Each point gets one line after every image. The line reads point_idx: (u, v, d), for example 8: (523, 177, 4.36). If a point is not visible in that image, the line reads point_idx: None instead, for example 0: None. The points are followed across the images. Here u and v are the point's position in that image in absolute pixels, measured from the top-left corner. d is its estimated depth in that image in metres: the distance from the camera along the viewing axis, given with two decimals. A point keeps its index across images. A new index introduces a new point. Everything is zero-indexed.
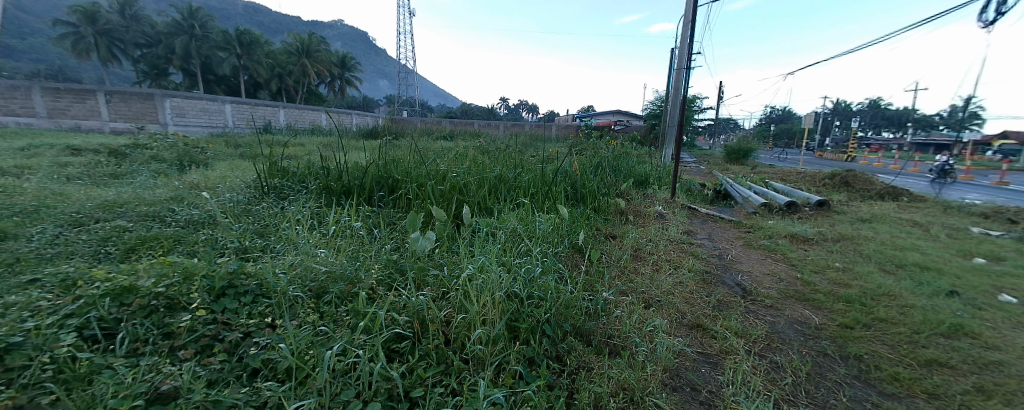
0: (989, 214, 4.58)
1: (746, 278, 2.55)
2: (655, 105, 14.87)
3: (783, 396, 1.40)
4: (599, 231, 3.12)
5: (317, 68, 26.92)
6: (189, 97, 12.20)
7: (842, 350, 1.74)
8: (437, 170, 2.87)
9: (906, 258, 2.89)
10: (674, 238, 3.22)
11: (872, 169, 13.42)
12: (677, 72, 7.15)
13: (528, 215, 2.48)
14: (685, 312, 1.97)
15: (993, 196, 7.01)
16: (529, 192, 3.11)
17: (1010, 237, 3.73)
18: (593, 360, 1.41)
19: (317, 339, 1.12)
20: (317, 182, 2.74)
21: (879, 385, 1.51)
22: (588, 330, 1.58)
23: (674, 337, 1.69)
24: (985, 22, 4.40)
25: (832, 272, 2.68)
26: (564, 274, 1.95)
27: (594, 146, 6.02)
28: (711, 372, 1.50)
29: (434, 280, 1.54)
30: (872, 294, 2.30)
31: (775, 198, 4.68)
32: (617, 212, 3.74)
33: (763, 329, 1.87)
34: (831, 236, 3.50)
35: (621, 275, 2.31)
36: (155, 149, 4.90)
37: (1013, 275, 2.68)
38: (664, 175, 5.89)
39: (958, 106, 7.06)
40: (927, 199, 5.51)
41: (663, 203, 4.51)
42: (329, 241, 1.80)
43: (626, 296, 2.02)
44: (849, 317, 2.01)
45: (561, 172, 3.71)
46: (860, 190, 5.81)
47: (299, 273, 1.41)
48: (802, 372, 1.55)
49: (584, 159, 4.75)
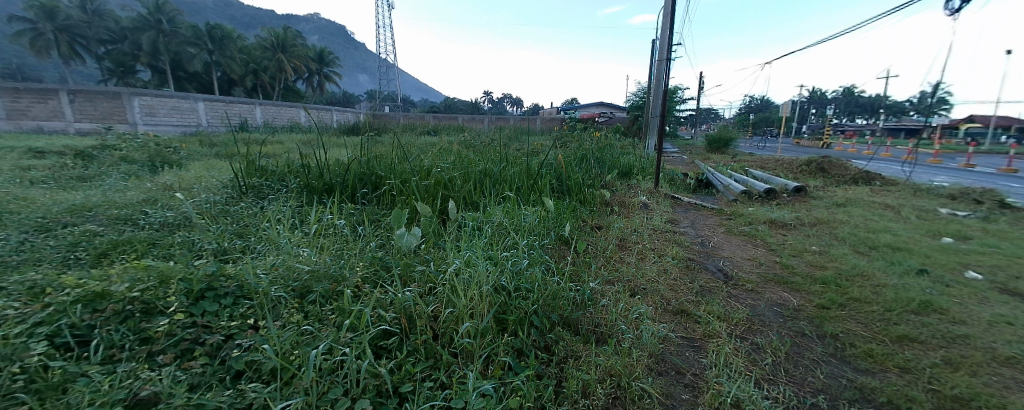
0: (955, 196, 4.80)
1: (728, 263, 2.63)
2: (638, 96, 14.99)
3: (764, 376, 1.45)
4: (585, 222, 3.16)
5: (294, 63, 26.15)
6: (158, 95, 11.69)
7: (819, 330, 1.82)
8: (421, 166, 2.84)
9: (879, 240, 3.02)
10: (658, 227, 3.28)
11: (847, 154, 13.84)
12: (659, 63, 7.24)
13: (514, 209, 2.49)
14: (670, 299, 2.02)
15: (960, 179, 7.30)
16: (515, 186, 3.12)
17: (975, 217, 3.92)
18: (581, 349, 1.43)
19: (302, 339, 1.10)
20: (298, 180, 2.68)
21: (855, 362, 1.58)
22: (575, 320, 1.60)
23: (659, 323, 1.73)
24: (951, 10, 4.56)
25: (810, 255, 2.78)
26: (551, 266, 1.97)
27: (579, 138, 6.05)
28: (695, 355, 1.54)
29: (420, 275, 1.53)
30: (848, 275, 2.40)
31: (755, 186, 4.81)
32: (602, 203, 3.78)
33: (744, 312, 1.93)
34: (808, 221, 3.61)
35: (607, 264, 2.34)
36: (124, 150, 4.70)
37: (977, 253, 2.82)
38: (648, 166, 5.97)
39: (926, 92, 7.31)
40: (897, 182, 5.75)
41: (647, 193, 4.58)
42: (312, 239, 1.77)
43: (612, 285, 2.06)
44: (826, 298, 2.10)
45: (546, 164, 3.72)
46: (835, 176, 6.02)
47: (281, 274, 1.39)
48: (782, 352, 1.61)
49: (569, 151, 4.78)
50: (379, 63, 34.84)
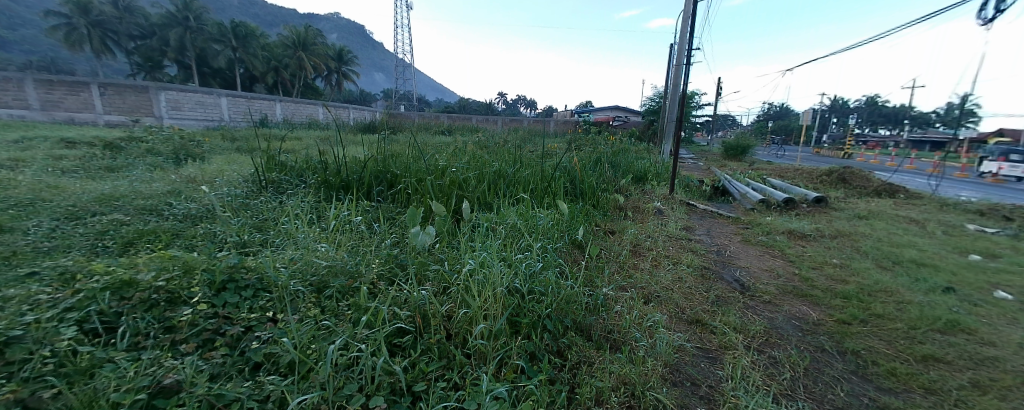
0: (984, 212, 4.62)
1: (745, 274, 2.57)
2: (654, 101, 14.84)
3: (782, 391, 1.41)
4: (598, 227, 3.13)
5: (314, 61, 26.70)
6: (184, 90, 12.01)
7: (840, 346, 1.76)
8: (436, 165, 2.86)
9: (903, 255, 2.91)
10: (673, 233, 3.23)
11: (870, 166, 13.43)
12: (676, 68, 7.19)
13: (528, 211, 2.47)
14: (684, 308, 1.98)
15: (989, 194, 7.02)
16: (529, 188, 3.11)
17: (1004, 234, 3.78)
18: (594, 355, 1.41)
19: (319, 333, 1.12)
20: (316, 176, 2.72)
21: (877, 380, 1.53)
22: (588, 325, 1.58)
23: (673, 333, 1.70)
24: (984, 19, 4.39)
25: (830, 268, 2.70)
26: (565, 270, 1.95)
27: (593, 142, 6.01)
28: (710, 367, 1.51)
29: (435, 274, 1.53)
30: (870, 290, 2.32)
31: (773, 195, 4.70)
32: (616, 208, 3.74)
33: (762, 325, 1.89)
34: (828, 233, 3.51)
35: (620, 270, 2.31)
36: (151, 143, 4.86)
37: (1008, 272, 2.71)
38: (663, 171, 5.89)
39: (955, 103, 7.06)
40: (922, 195, 5.56)
41: (661, 199, 4.52)
42: (329, 235, 1.80)
43: (625, 292, 2.03)
44: (847, 313, 2.03)
45: (560, 167, 3.70)
46: (857, 187, 5.85)
47: (300, 267, 1.41)
48: (800, 368, 1.57)
49: (583, 155, 4.74)
50: (396, 62, 35.29)
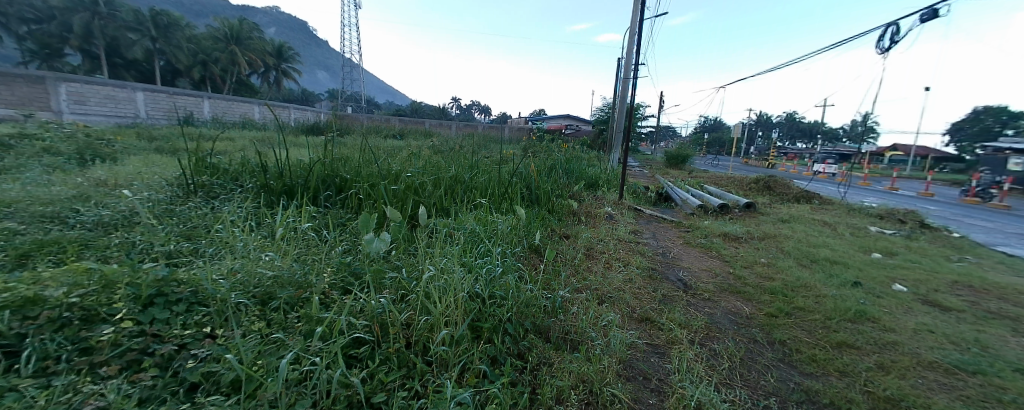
0: (883, 216, 5.38)
1: (687, 274, 2.78)
2: (603, 111, 15.57)
3: (721, 379, 1.55)
4: (554, 231, 3.21)
5: (250, 56, 24.75)
6: (90, 82, 10.60)
7: (770, 336, 1.96)
8: (390, 170, 2.79)
9: (820, 254, 3.32)
10: (622, 237, 3.40)
11: (791, 175, 15.09)
12: (624, 80, 7.60)
13: (486, 216, 2.47)
14: (635, 307, 2.10)
15: (887, 200, 8.14)
16: (487, 193, 3.11)
17: (899, 235, 4.42)
18: (554, 356, 1.44)
19: (266, 348, 1.04)
20: (254, 180, 2.50)
21: (801, 366, 1.72)
22: (547, 327, 1.61)
23: (626, 331, 1.80)
24: (881, 49, 5.17)
25: (759, 266, 3.00)
26: (523, 274, 1.97)
27: (547, 149, 6.17)
28: (660, 361, 1.61)
29: (392, 283, 1.48)
30: (793, 286, 2.61)
31: (710, 200, 5.13)
32: (570, 213, 3.86)
33: (703, 320, 2.05)
34: (758, 235, 3.90)
35: (575, 273, 2.40)
36: (47, 141, 4.20)
37: (902, 267, 3.18)
38: (612, 178, 6.18)
39: (858, 121, 8.15)
40: (832, 201, 6.36)
41: (612, 204, 4.75)
42: (273, 243, 1.67)
43: (580, 293, 2.11)
44: (774, 307, 2.27)
45: (517, 173, 3.74)
46: (780, 193, 6.54)
47: (240, 279, 1.29)
48: (736, 358, 1.72)
49: (538, 161, 4.84)
50: (344, 62, 33.80)
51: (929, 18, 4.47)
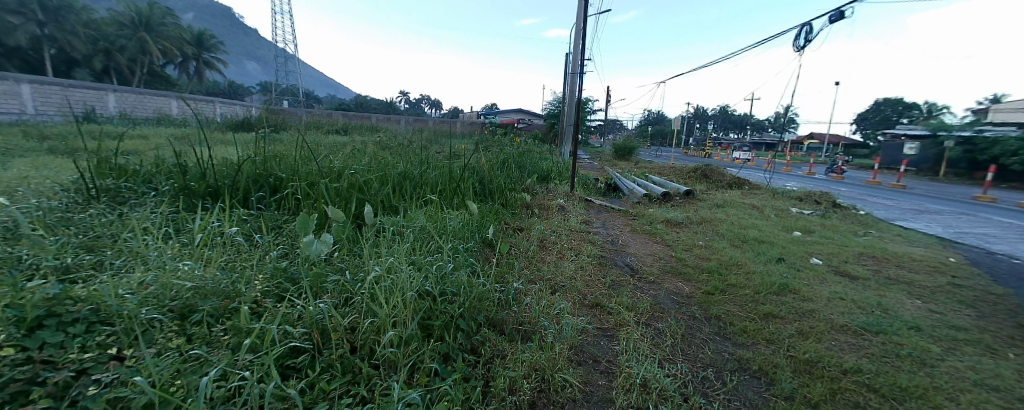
0: (801, 198, 6.03)
1: (634, 259, 2.93)
2: (554, 105, 15.87)
3: (665, 356, 1.65)
4: (508, 225, 3.23)
5: (165, 45, 22.09)
6: None
7: (707, 312, 2.13)
8: (331, 168, 2.64)
9: (749, 235, 3.65)
10: (574, 227, 3.50)
11: (725, 164, 16.43)
12: (572, 75, 7.78)
13: (436, 213, 2.43)
14: (586, 294, 2.18)
15: (804, 184, 9.13)
16: (438, 189, 3.05)
17: (813, 214, 4.99)
18: (507, 348, 1.45)
19: (187, 367, 0.94)
20: (172, 182, 2.24)
21: (734, 337, 1.89)
22: (500, 320, 1.62)
23: (577, 317, 1.86)
24: (797, 47, 5.76)
25: (698, 249, 3.24)
26: (476, 269, 1.96)
27: (499, 143, 6.17)
28: (609, 343, 1.69)
29: (335, 286, 1.40)
30: (726, 265, 2.85)
31: (654, 189, 5.43)
32: (523, 206, 3.91)
33: (649, 302, 2.18)
34: (696, 220, 4.21)
35: (529, 264, 2.43)
36: None
37: (816, 243, 3.59)
38: (564, 171, 6.33)
39: (779, 113, 9.02)
40: (759, 186, 7.02)
41: (564, 196, 4.87)
42: (195, 251, 1.51)
43: (534, 284, 2.15)
44: (710, 285, 2.46)
45: (468, 168, 3.71)
46: (715, 181, 7.09)
47: (153, 292, 1.15)
48: (678, 334, 1.85)
49: (490, 155, 4.83)
50: (278, 53, 31.27)
51: (837, 19, 5.03)
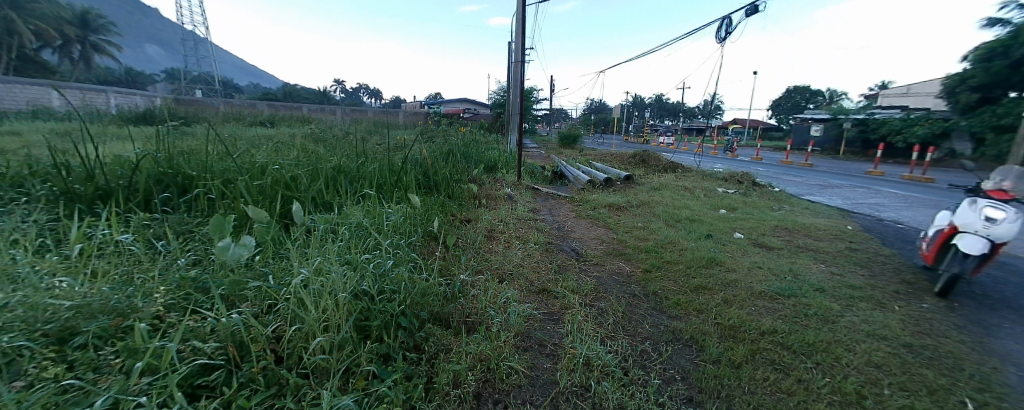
0: (726, 178, 6.62)
1: (579, 243, 3.03)
2: (499, 94, 15.82)
3: (608, 334, 1.73)
4: (454, 216, 3.18)
5: (37, 24, 18.64)
6: None
7: (645, 289, 2.27)
8: (252, 163, 2.41)
9: (682, 215, 3.94)
10: (521, 216, 3.54)
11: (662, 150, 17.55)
12: (514, 64, 7.77)
13: (375, 208, 2.31)
14: (533, 280, 2.21)
15: (730, 166, 10.02)
16: (377, 183, 2.92)
17: (736, 193, 5.50)
18: (452, 341, 1.43)
19: (66, 399, 0.81)
20: (47, 185, 1.90)
21: (668, 310, 2.04)
22: (446, 313, 1.59)
23: (523, 304, 1.89)
24: (719, 39, 6.23)
25: (637, 230, 3.44)
26: (418, 263, 1.91)
27: (444, 133, 6.03)
28: (555, 327, 1.74)
29: (256, 292, 1.29)
30: (662, 243, 3.06)
31: (597, 175, 5.64)
32: (471, 197, 3.87)
33: (592, 283, 2.27)
34: (635, 203, 4.45)
35: (477, 255, 2.42)
36: None
37: (738, 219, 3.97)
38: (511, 160, 6.36)
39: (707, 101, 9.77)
40: (690, 169, 7.59)
41: (511, 185, 4.89)
42: (78, 265, 1.30)
43: (481, 274, 2.14)
44: (649, 263, 2.63)
45: (410, 160, 3.58)
46: (653, 165, 7.55)
47: (19, 315, 0.97)
48: (619, 312, 1.95)
49: (434, 146, 4.70)
50: (187, 36, 27.73)
51: (751, 13, 5.50)
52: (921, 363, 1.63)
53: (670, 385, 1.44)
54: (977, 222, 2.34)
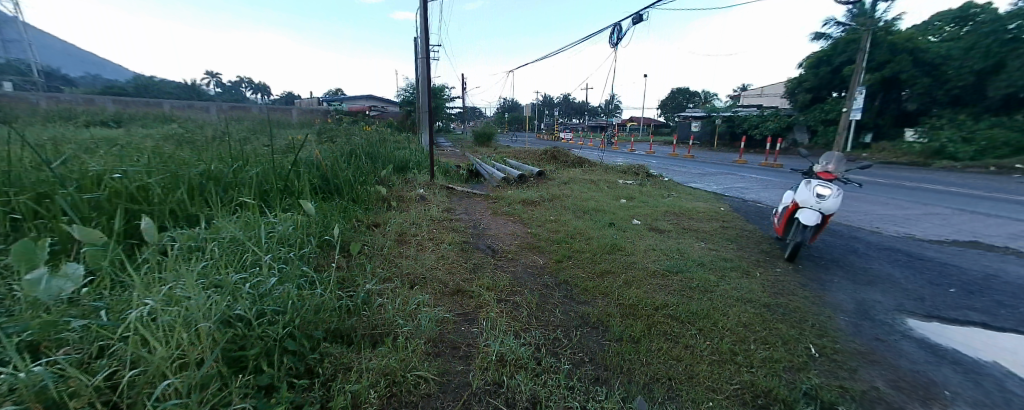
0: (626, 170, 7.31)
1: (495, 240, 3.05)
2: (409, 91, 15.21)
3: (521, 327, 1.76)
4: (361, 222, 2.96)
5: None
6: None
7: (557, 279, 2.38)
8: (81, 171, 1.93)
9: (588, 206, 4.23)
10: (435, 217, 3.43)
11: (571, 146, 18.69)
12: (422, 60, 7.52)
13: (256, 219, 2.03)
14: (447, 282, 2.15)
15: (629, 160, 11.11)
16: (260, 191, 2.58)
17: (634, 183, 6.11)
18: (353, 359, 1.31)
19: None
20: None
21: (576, 296, 2.16)
22: (346, 330, 1.47)
23: (436, 307, 1.82)
24: (612, 43, 6.81)
25: (549, 223, 3.59)
26: (311, 278, 1.73)
27: (347, 132, 5.57)
28: (469, 327, 1.71)
29: (83, 334, 1.04)
30: (572, 234, 3.24)
31: (511, 172, 5.75)
32: (379, 200, 3.64)
33: (508, 279, 2.29)
34: (547, 197, 4.65)
35: (386, 261, 2.27)
36: None
37: (636, 207, 4.41)
38: (423, 160, 6.14)
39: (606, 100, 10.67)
40: (595, 163, 8.20)
41: (424, 186, 4.73)
42: None
43: (390, 282, 2.01)
44: (560, 254, 2.76)
45: (303, 163, 3.23)
46: (562, 161, 7.98)
47: None
48: (533, 304, 2.00)
49: (335, 147, 4.31)
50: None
51: (637, 22, 6.12)
52: (776, 319, 1.98)
53: (579, 368, 1.52)
54: (812, 198, 2.91)
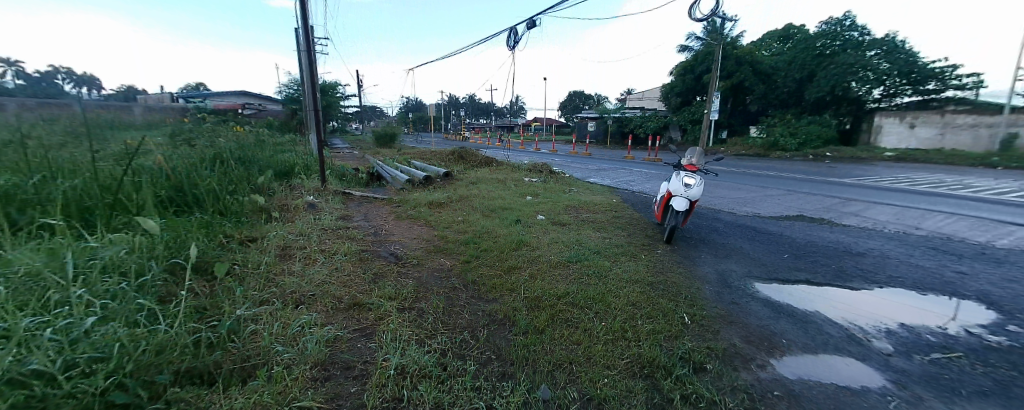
0: (530, 169, 7.61)
1: (398, 246, 2.89)
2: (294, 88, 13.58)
3: (426, 334, 1.69)
4: (231, 238, 2.53)
5: None
6: None
7: (464, 280, 2.35)
8: None
9: (494, 205, 4.29)
10: (328, 226, 3.10)
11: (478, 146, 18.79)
12: (305, 53, 6.77)
13: (71, 245, 1.59)
14: (342, 296, 1.95)
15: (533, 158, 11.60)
16: (76, 210, 2.03)
17: (537, 181, 6.40)
18: (213, 402, 1.10)
19: None
20: None
21: (483, 295, 2.16)
22: (208, 367, 1.23)
23: (327, 327, 1.64)
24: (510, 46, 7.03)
25: (456, 224, 3.53)
26: (154, 312, 1.41)
27: (210, 133, 4.71)
28: (366, 342, 1.57)
29: None
30: (479, 234, 3.24)
31: (415, 174, 5.53)
32: (257, 212, 3.17)
33: (411, 286, 2.18)
34: (454, 198, 4.59)
35: (265, 281, 1.98)
36: None
37: (538, 203, 4.61)
38: (312, 164, 5.52)
39: None
40: (501, 162, 8.38)
41: (314, 192, 4.27)
42: None
43: (269, 304, 1.75)
44: (467, 254, 2.73)
45: (145, 171, 2.64)
46: (469, 161, 7.97)
47: None
48: (439, 309, 1.94)
49: (194, 151, 3.62)
50: None
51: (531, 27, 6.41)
52: (657, 295, 2.25)
53: (485, 367, 1.51)
54: (681, 188, 3.39)
